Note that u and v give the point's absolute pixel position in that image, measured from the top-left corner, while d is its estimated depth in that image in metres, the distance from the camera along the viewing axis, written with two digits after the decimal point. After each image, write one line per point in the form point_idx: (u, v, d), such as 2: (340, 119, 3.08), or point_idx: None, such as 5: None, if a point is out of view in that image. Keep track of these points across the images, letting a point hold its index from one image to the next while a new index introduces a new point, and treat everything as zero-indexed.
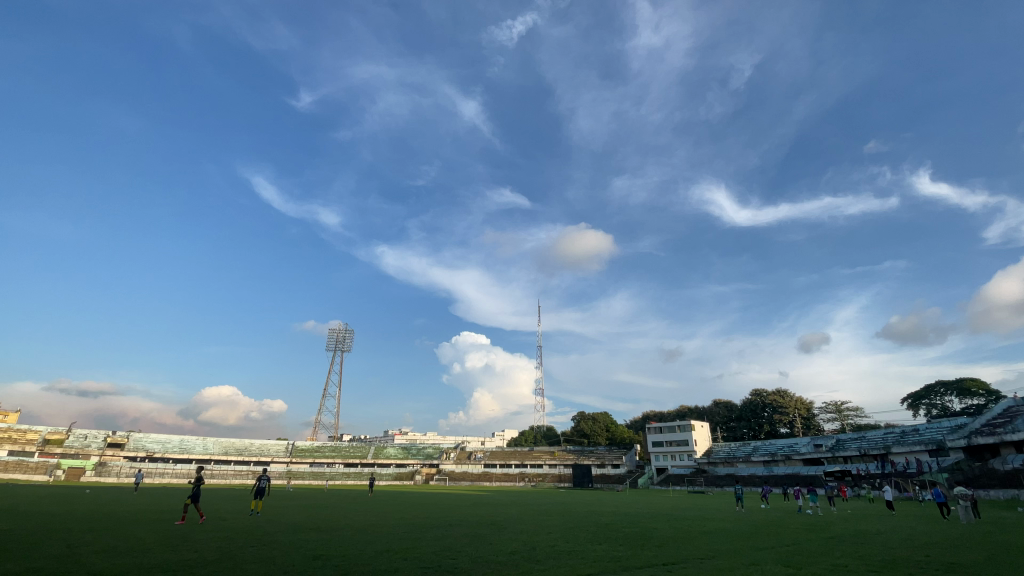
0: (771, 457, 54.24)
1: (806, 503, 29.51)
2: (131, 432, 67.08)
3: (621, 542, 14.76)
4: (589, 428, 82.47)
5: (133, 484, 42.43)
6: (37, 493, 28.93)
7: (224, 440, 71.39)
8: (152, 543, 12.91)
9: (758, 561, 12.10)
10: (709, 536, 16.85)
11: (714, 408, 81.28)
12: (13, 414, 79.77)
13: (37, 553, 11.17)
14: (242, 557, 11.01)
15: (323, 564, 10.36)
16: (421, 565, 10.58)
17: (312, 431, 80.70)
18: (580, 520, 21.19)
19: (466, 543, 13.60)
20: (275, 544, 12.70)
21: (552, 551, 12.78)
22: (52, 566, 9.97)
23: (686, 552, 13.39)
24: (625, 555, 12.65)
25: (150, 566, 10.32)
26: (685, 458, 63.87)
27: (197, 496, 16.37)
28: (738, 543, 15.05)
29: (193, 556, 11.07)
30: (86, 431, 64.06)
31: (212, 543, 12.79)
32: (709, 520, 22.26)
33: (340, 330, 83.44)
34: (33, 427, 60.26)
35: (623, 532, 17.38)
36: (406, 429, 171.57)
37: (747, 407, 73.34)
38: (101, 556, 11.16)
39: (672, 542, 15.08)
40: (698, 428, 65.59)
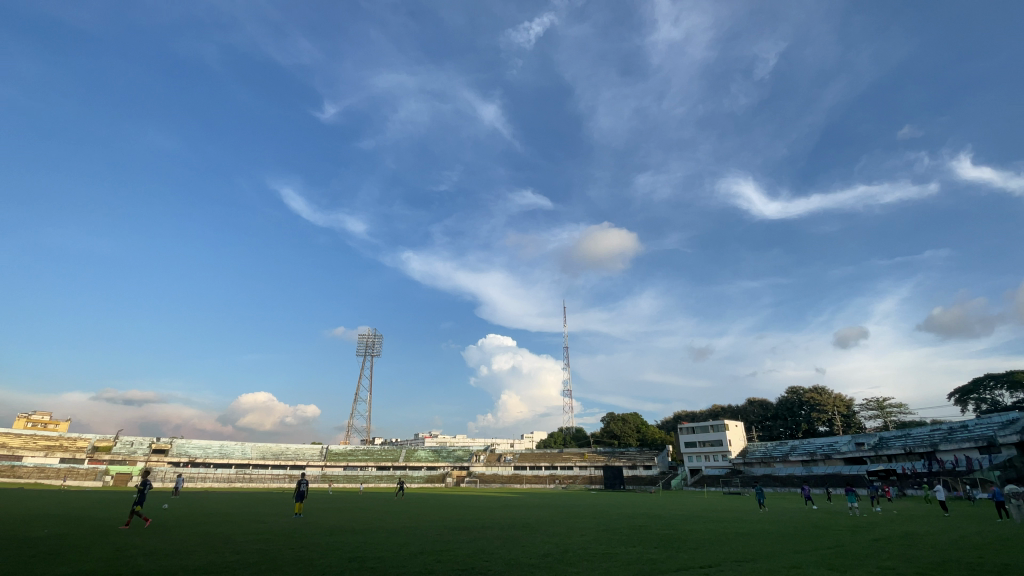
0: (810, 457, 52.51)
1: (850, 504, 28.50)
2: (174, 438, 69.78)
3: (657, 545, 14.52)
4: (619, 428, 81.66)
5: (174, 489, 44.58)
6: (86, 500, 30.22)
7: (261, 445, 73.74)
8: (198, 544, 13.76)
9: (801, 564, 11.85)
10: (748, 538, 16.43)
11: (748, 407, 79.19)
12: (64, 424, 84.16)
13: (91, 554, 12.01)
14: (282, 558, 11.47)
15: (358, 565, 10.64)
16: (454, 565, 10.85)
17: (345, 434, 82.32)
18: (612, 522, 20.94)
19: (499, 544, 13.88)
20: (313, 545, 13.27)
21: (587, 554, 12.77)
22: (102, 569, 10.53)
23: (724, 555, 13.09)
24: (661, 557, 12.50)
25: (198, 566, 10.92)
26: (720, 459, 62.58)
27: (140, 501, 16.58)
28: (779, 546, 14.62)
29: (235, 558, 11.58)
30: (132, 438, 67.13)
31: (252, 545, 13.50)
32: (748, 522, 21.74)
33: (368, 336, 84.95)
34: (82, 435, 63.68)
35: (659, 534, 17.08)
36: (435, 433, 173.11)
37: (783, 405, 71.39)
38: (149, 556, 11.91)
39: (709, 545, 14.74)
40: (732, 428, 64.07)
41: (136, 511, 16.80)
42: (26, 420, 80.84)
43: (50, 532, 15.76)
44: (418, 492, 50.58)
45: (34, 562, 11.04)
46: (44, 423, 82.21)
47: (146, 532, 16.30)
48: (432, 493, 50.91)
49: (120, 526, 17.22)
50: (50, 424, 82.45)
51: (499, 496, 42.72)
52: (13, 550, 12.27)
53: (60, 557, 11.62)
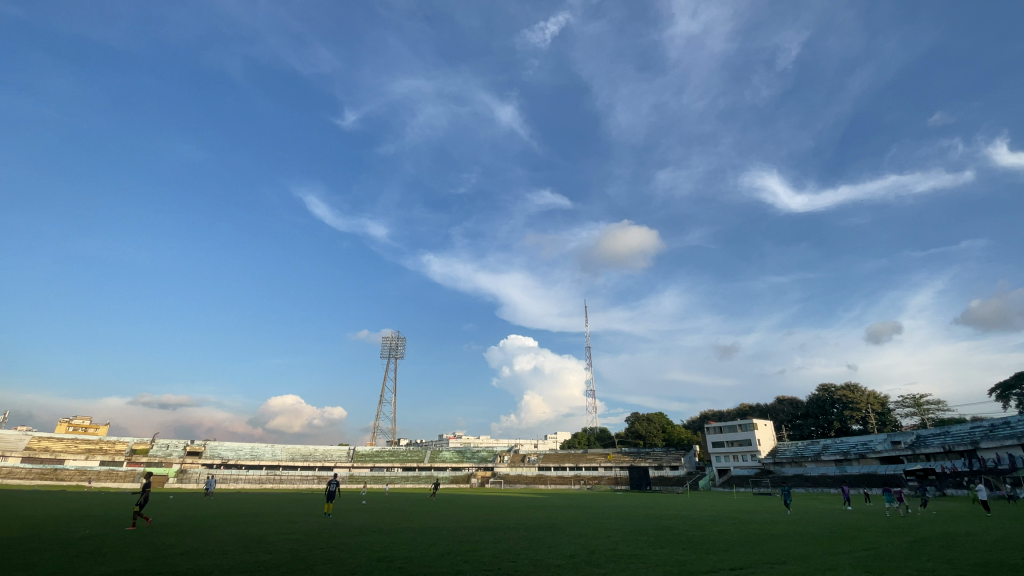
0: (843, 456, 51.00)
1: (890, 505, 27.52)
2: (208, 440, 71.98)
3: (686, 546, 14.37)
4: (644, 428, 80.83)
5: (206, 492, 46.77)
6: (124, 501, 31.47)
7: (290, 447, 75.45)
8: (233, 544, 14.15)
9: (838, 568, 11.39)
10: (780, 540, 16.07)
11: (777, 406, 77.41)
12: (104, 428, 87.71)
13: (131, 554, 12.52)
14: (313, 558, 11.70)
15: (387, 565, 10.83)
16: (481, 566, 11.00)
17: (371, 436, 83.69)
18: (639, 523, 20.73)
19: (526, 545, 13.99)
20: (343, 545, 13.52)
21: (614, 555, 12.71)
22: (141, 569, 10.88)
23: (754, 557, 12.92)
24: (690, 559, 12.38)
25: (231, 566, 11.19)
26: (749, 459, 61.33)
27: (143, 502, 16.84)
28: (812, 548, 14.26)
29: (267, 558, 11.87)
30: (168, 441, 69.53)
31: (284, 545, 13.78)
32: (780, 524, 21.18)
33: (392, 338, 86.06)
34: (121, 439, 66.26)
35: (687, 536, 16.86)
36: (460, 433, 174.33)
37: (814, 403, 69.57)
38: (186, 556, 12.31)
39: (739, 546, 14.52)
40: (762, 428, 62.72)
41: (137, 514, 17.00)
42: (68, 425, 84.50)
43: (91, 532, 16.43)
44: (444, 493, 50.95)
45: (76, 562, 11.53)
46: (85, 427, 85.77)
47: (177, 532, 16.88)
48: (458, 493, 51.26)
49: (118, 528, 17.59)
50: (91, 428, 86.00)
51: (519, 497, 44.08)
52: (59, 550, 12.88)
53: (102, 556, 12.14)
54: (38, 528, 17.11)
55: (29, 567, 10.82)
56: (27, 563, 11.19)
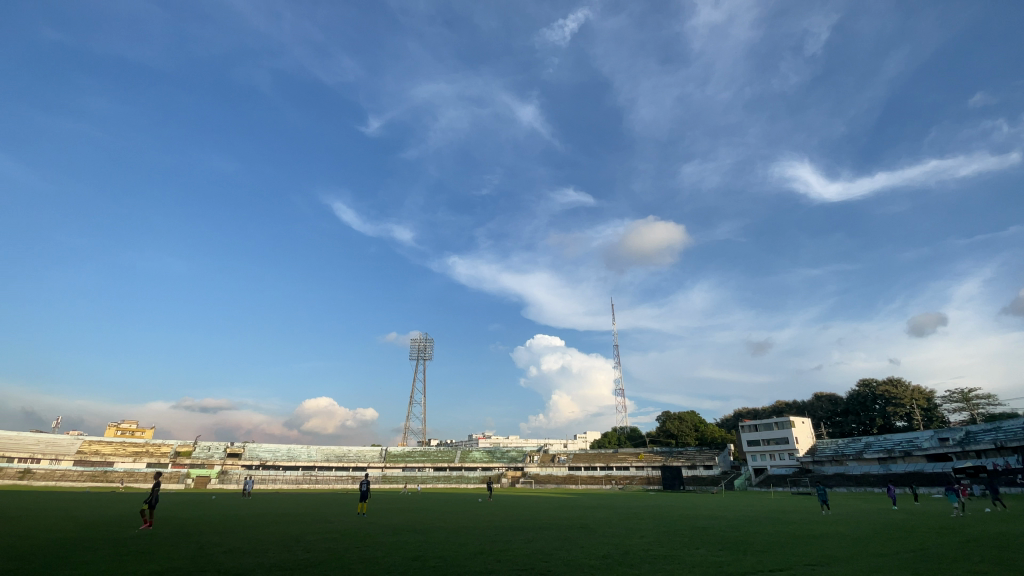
0: (886, 454, 48.96)
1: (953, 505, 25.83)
2: (247, 442, 74.61)
3: (723, 548, 14.15)
4: (676, 428, 79.66)
5: (241, 492, 49.05)
6: (169, 501, 32.91)
7: (325, 449, 77.45)
8: (272, 543, 14.54)
9: (882, 570, 11.04)
10: (821, 541, 15.74)
11: (815, 403, 75.14)
12: (150, 431, 91.86)
13: (177, 553, 13.05)
14: (350, 558, 11.96)
15: (422, 564, 11.08)
16: (514, 566, 11.12)
17: (403, 437, 85.18)
18: (673, 524, 20.57)
19: (558, 545, 14.06)
20: (378, 545, 13.79)
21: (647, 556, 12.69)
22: (187, 568, 11.30)
23: (796, 558, 12.64)
24: (727, 560, 12.22)
25: (270, 565, 11.51)
26: (787, 458, 59.68)
27: (153, 501, 17.29)
28: (857, 549, 13.83)
29: (306, 557, 12.21)
30: (209, 443, 72.29)
31: (321, 544, 14.08)
32: (819, 524, 20.69)
33: (420, 341, 87.28)
34: (165, 441, 69.30)
35: (723, 536, 16.69)
36: (488, 433, 174.98)
37: (854, 399, 67.27)
38: (230, 553, 12.91)
39: (778, 548, 14.22)
40: (799, 426, 61.03)
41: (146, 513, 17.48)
42: (117, 429, 88.72)
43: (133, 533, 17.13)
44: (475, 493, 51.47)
45: (125, 561, 12.04)
46: (132, 430, 89.89)
47: (218, 531, 17.57)
48: (489, 494, 51.70)
49: (126, 527, 18.34)
50: (138, 431, 90.10)
51: (550, 496, 44.11)
52: (109, 550, 13.53)
53: (149, 556, 12.67)
54: (88, 529, 17.96)
55: (83, 566, 11.36)
56: (77, 563, 11.72)
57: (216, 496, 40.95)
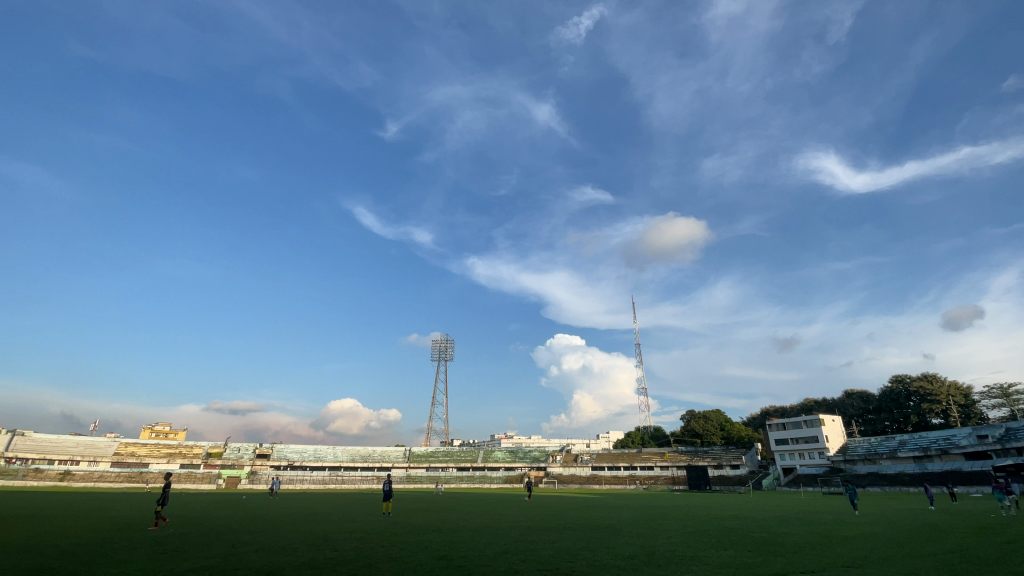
0: (921, 452, 47.36)
1: (999, 503, 24.70)
2: (275, 444, 76.41)
3: (751, 548, 14.00)
4: (701, 427, 78.67)
5: (269, 492, 50.26)
6: (200, 501, 33.92)
7: (350, 449, 78.79)
8: (301, 542, 14.86)
9: (918, 570, 10.90)
10: (853, 542, 15.42)
11: (846, 400, 73.27)
12: (183, 433, 94.86)
13: (210, 551, 13.49)
14: (376, 557, 12.16)
15: (448, 564, 11.22)
16: (539, 566, 11.20)
17: (426, 437, 86.07)
18: (699, 524, 20.51)
19: (582, 545, 14.13)
20: (403, 544, 14.01)
21: (674, 556, 12.67)
22: (221, 566, 11.69)
23: (826, 560, 12.46)
24: (756, 561, 12.09)
25: (300, 564, 11.80)
26: (817, 457, 58.38)
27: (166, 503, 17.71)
28: (893, 550, 13.50)
29: (334, 556, 12.46)
30: (239, 444, 74.22)
31: (347, 543, 14.38)
32: (849, 524, 20.41)
33: (441, 342, 87.99)
34: (197, 443, 71.41)
35: (751, 537, 16.52)
36: (510, 433, 175.00)
37: (887, 396, 65.38)
38: (262, 552, 13.28)
39: (810, 549, 13.96)
40: (829, 424, 59.57)
41: (157, 514, 17.88)
42: (151, 431, 91.86)
43: (170, 531, 17.78)
44: (499, 493, 51.71)
45: (161, 560, 12.48)
46: (166, 433, 92.95)
47: (249, 531, 17.97)
48: (513, 493, 51.91)
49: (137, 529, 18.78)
50: (171, 433, 93.09)
51: (574, 497, 44.06)
52: (146, 549, 14.06)
53: (184, 555, 13.10)
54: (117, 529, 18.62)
55: (123, 565, 11.87)
56: (117, 561, 12.24)
57: (246, 496, 42.02)
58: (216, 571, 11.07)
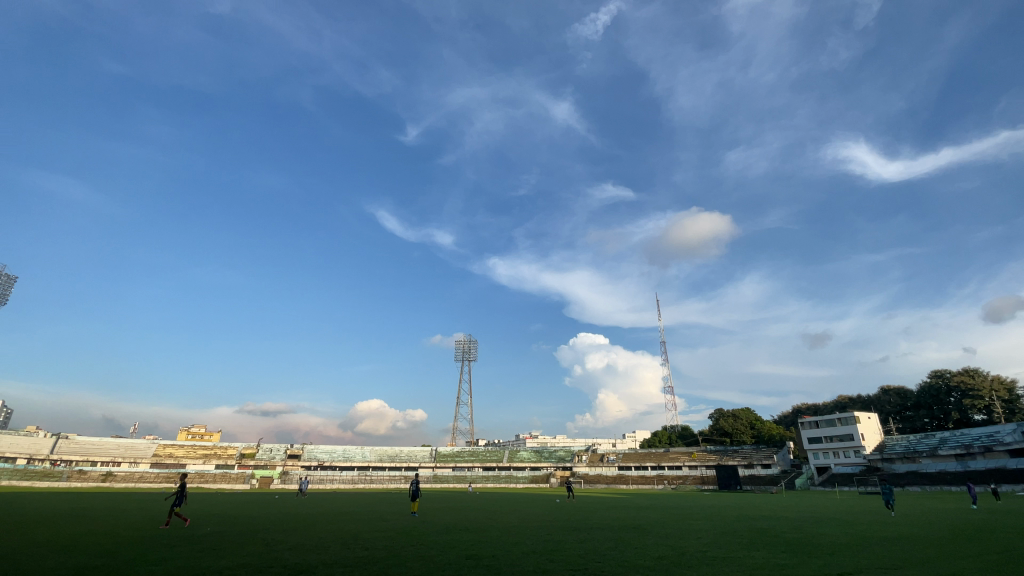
0: (963, 450, 45.49)
1: None
2: (305, 444, 78.32)
3: (785, 549, 13.82)
4: (730, 426, 77.36)
5: (299, 492, 51.28)
6: (232, 501, 34.65)
7: (378, 449, 80.15)
8: (334, 541, 15.31)
9: (962, 572, 10.57)
10: (892, 543, 15.03)
11: (882, 397, 70.96)
12: (217, 433, 98.01)
13: (245, 549, 14.00)
14: (405, 555, 12.45)
15: (477, 563, 11.36)
16: (568, 566, 11.25)
17: (452, 438, 86.94)
18: (730, 524, 20.34)
19: (610, 545, 14.15)
20: (432, 543, 14.21)
21: (704, 557, 12.58)
22: (257, 563, 12.14)
23: (862, 561, 12.22)
24: (791, 563, 11.94)
25: (333, 561, 12.17)
26: (852, 456, 56.70)
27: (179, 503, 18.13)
28: (934, 551, 13.15)
29: (364, 554, 12.81)
30: (271, 445, 76.32)
31: (378, 542, 14.71)
32: (886, 524, 19.96)
33: (465, 342, 88.64)
34: (231, 444, 73.69)
35: (784, 538, 16.30)
36: (534, 433, 174.94)
37: (926, 392, 63.11)
38: (294, 550, 13.69)
39: (848, 550, 13.68)
40: (865, 421, 57.75)
41: (174, 512, 18.30)
42: (188, 433, 95.21)
43: (210, 530, 18.45)
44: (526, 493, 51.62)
45: (199, 557, 13.01)
46: (202, 434, 96.27)
47: (283, 530, 18.56)
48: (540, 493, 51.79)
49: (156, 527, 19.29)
50: (206, 434, 96.31)
51: (602, 497, 43.80)
52: (186, 546, 14.70)
53: (220, 553, 13.60)
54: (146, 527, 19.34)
55: (164, 562, 12.39)
56: (158, 559, 12.82)
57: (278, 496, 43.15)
58: (254, 569, 11.52)
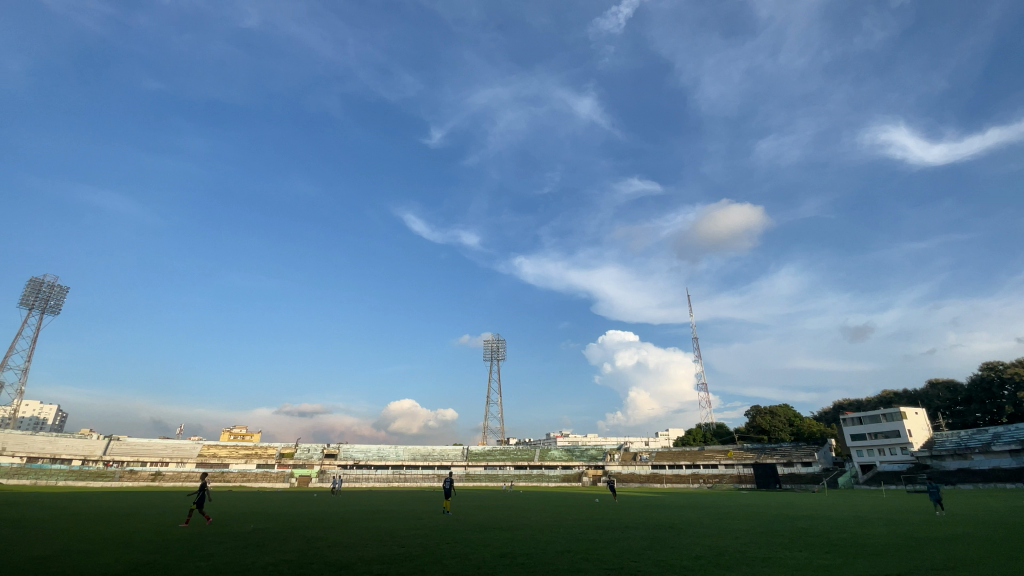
0: (1019, 446, 43.11)
1: None
2: (341, 444, 80.35)
3: (829, 550, 13.46)
4: (767, 423, 75.40)
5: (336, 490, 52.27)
6: (266, 499, 34.10)
7: (411, 448, 81.47)
8: (370, 538, 15.81)
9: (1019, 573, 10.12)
10: (941, 543, 14.53)
11: (930, 391, 67.85)
12: (257, 433, 101.47)
13: (288, 546, 14.53)
14: (440, 553, 12.74)
15: (511, 561, 11.55)
16: (602, 565, 11.27)
17: (483, 436, 87.87)
18: (771, 524, 19.79)
19: (645, 545, 14.04)
20: (467, 541, 14.48)
21: (743, 557, 12.43)
22: (298, 559, 12.67)
23: (910, 561, 11.91)
24: (834, 563, 11.67)
25: (370, 558, 12.57)
26: (899, 453, 54.42)
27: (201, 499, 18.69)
28: (988, 551, 12.59)
29: (400, 551, 13.16)
30: (308, 445, 78.53)
31: (412, 539, 15.09)
32: (936, 524, 19.04)
33: (493, 342, 89.07)
34: (270, 444, 76.25)
35: (829, 538, 15.86)
36: (566, 433, 174.70)
37: (977, 385, 60.07)
38: (333, 547, 14.14)
39: (894, 550, 13.27)
40: (912, 417, 55.32)
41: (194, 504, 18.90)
42: (230, 434, 98.97)
43: (253, 526, 19.46)
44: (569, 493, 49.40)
45: (243, 554, 13.64)
46: (243, 434, 99.97)
47: (323, 527, 19.24)
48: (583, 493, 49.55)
49: (181, 524, 19.85)
50: (247, 435, 99.94)
51: (646, 497, 41.46)
52: (230, 543, 15.37)
53: (264, 549, 14.27)
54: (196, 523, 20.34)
55: (211, 558, 13.03)
56: (205, 555, 13.51)
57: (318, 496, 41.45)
58: (295, 565, 11.95)
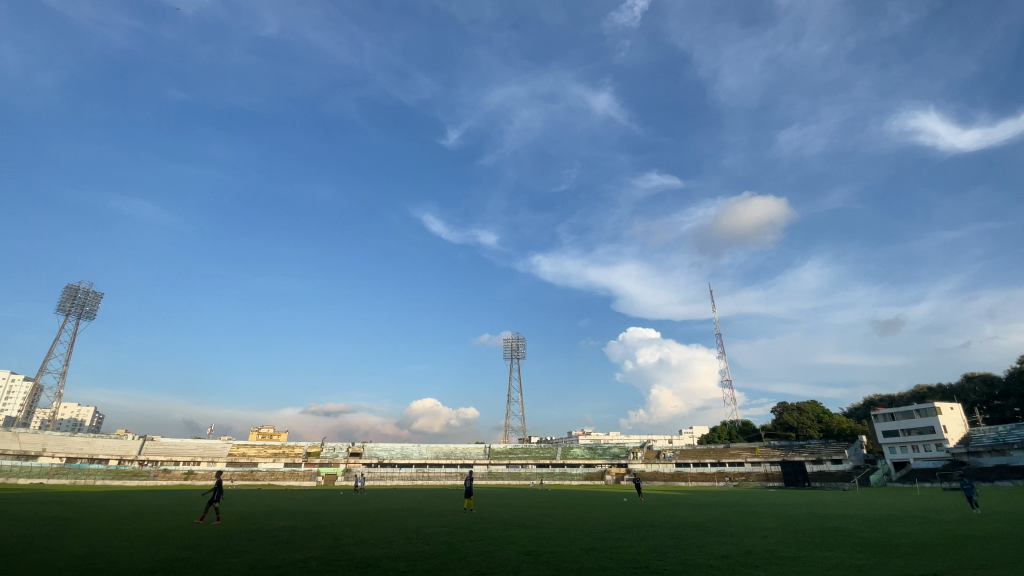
0: None
1: None
2: (365, 443, 81.73)
3: (863, 549, 13.10)
4: (794, 419, 73.87)
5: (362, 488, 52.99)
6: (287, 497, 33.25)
7: (434, 446, 82.35)
8: (396, 535, 16.11)
9: None
10: (982, 542, 13.95)
11: (966, 385, 65.56)
12: (285, 432, 104.02)
13: (317, 543, 14.90)
14: (465, 550, 12.91)
15: (536, 559, 11.66)
16: (627, 564, 11.26)
17: (504, 434, 88.30)
18: (801, 522, 19.35)
19: (670, 544, 13.93)
20: (491, 539, 14.62)
21: (773, 556, 12.25)
22: (326, 556, 12.99)
23: (947, 560, 11.55)
24: (869, 563, 11.38)
25: (396, 556, 12.79)
26: (933, 449, 52.73)
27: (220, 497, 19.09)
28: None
29: (425, 549, 13.38)
30: (334, 444, 80.09)
31: (437, 537, 15.31)
32: (976, 523, 18.32)
33: (513, 341, 89.29)
34: (297, 444, 78.05)
35: (860, 537, 15.45)
36: (588, 431, 174.32)
37: (1015, 378, 57.83)
38: (359, 544, 14.44)
39: (930, 550, 12.86)
40: (947, 412, 53.55)
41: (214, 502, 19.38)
42: (258, 433, 101.69)
43: (282, 524, 19.98)
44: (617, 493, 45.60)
45: (274, 550, 14.04)
46: (271, 434, 102.70)
47: (351, 525, 19.66)
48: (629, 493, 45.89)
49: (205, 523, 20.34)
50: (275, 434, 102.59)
51: (683, 496, 38.64)
52: (260, 540, 15.83)
53: (294, 546, 14.66)
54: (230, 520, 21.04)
55: (243, 555, 13.45)
56: (237, 551, 13.94)
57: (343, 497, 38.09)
58: (324, 562, 12.28)
